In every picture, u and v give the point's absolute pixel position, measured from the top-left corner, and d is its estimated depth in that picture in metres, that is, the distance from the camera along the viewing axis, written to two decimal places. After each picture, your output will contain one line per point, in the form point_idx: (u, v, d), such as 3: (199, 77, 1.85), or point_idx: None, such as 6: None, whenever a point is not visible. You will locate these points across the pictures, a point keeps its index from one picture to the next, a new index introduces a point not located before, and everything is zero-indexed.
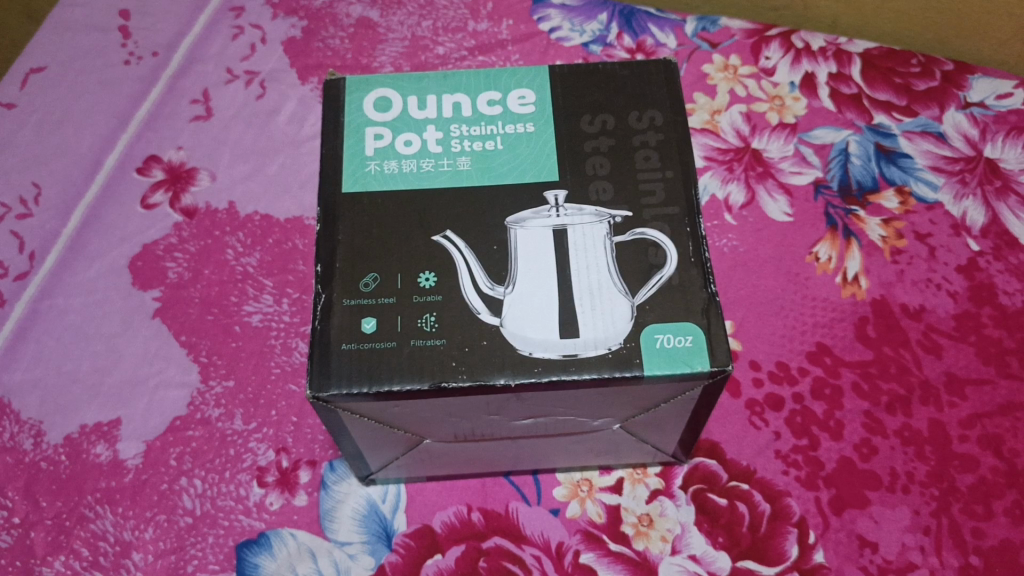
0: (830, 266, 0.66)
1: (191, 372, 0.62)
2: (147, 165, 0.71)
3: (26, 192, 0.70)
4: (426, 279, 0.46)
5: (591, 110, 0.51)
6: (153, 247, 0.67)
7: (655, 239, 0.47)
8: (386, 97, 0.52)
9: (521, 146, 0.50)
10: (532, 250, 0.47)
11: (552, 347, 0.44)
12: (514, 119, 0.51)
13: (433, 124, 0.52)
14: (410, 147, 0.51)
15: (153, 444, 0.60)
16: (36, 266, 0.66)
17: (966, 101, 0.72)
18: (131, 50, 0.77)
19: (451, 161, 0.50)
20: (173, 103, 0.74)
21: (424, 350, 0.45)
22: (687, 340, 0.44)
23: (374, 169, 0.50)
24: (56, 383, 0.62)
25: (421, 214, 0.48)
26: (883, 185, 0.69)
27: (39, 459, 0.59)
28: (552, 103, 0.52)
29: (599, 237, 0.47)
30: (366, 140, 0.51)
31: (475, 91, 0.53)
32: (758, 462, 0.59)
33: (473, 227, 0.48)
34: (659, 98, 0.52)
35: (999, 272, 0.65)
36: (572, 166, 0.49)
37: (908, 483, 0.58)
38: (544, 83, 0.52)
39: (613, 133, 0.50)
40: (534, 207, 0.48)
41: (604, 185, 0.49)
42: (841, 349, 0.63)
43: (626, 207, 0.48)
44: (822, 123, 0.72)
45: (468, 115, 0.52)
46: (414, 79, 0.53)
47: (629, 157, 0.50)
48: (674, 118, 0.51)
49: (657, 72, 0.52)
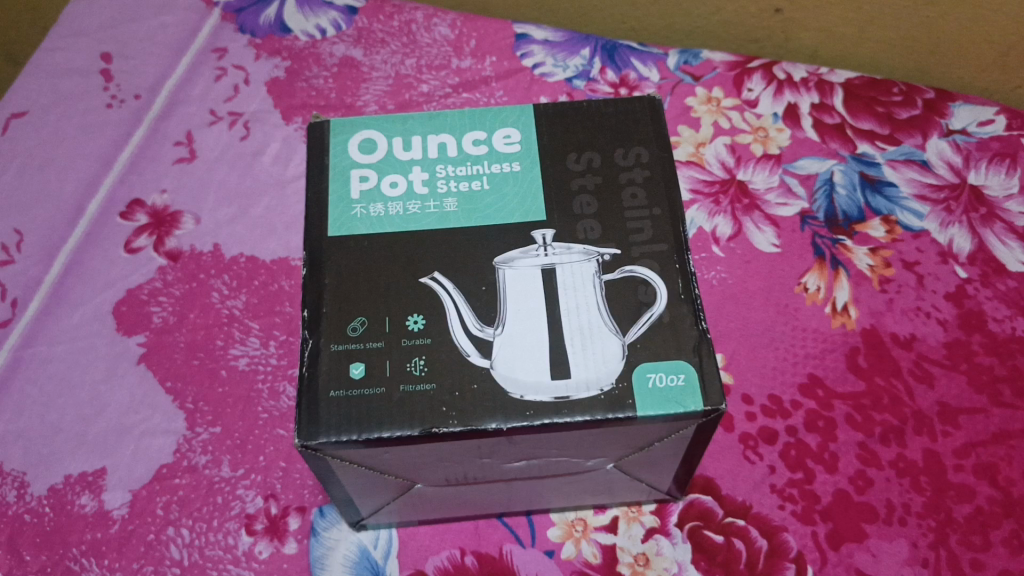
0: (819, 296, 0.66)
1: (177, 420, 0.61)
2: (131, 209, 0.71)
3: (7, 239, 0.69)
4: (415, 321, 0.46)
5: (577, 148, 0.51)
6: (137, 291, 0.67)
7: (644, 277, 0.47)
8: (371, 138, 0.52)
9: (507, 187, 0.50)
10: (522, 290, 0.46)
11: (544, 389, 0.44)
12: (500, 159, 0.51)
13: (419, 165, 0.51)
14: (396, 189, 0.50)
15: (139, 493, 0.58)
16: (17, 314, 0.65)
17: (948, 129, 0.73)
18: (113, 93, 0.76)
19: (437, 202, 0.50)
20: (156, 146, 0.74)
21: (414, 394, 0.44)
22: (679, 378, 0.44)
23: (359, 213, 0.49)
24: (39, 434, 0.61)
25: (409, 255, 0.48)
26: (869, 215, 0.69)
27: (23, 512, 0.58)
28: (537, 142, 0.52)
29: (588, 275, 0.47)
30: (351, 182, 0.50)
31: (459, 131, 0.53)
32: (753, 497, 0.58)
33: (461, 268, 0.47)
34: (644, 135, 0.52)
35: (988, 299, 0.65)
36: (559, 205, 0.49)
37: (905, 515, 0.57)
38: (529, 122, 0.52)
39: (600, 171, 0.50)
40: (522, 246, 0.48)
41: (591, 224, 0.48)
42: (833, 380, 0.62)
43: (615, 244, 0.48)
44: (807, 153, 0.73)
45: (453, 155, 0.52)
46: (398, 120, 0.53)
47: (617, 195, 0.49)
48: (660, 155, 0.51)
49: (640, 109, 0.53)
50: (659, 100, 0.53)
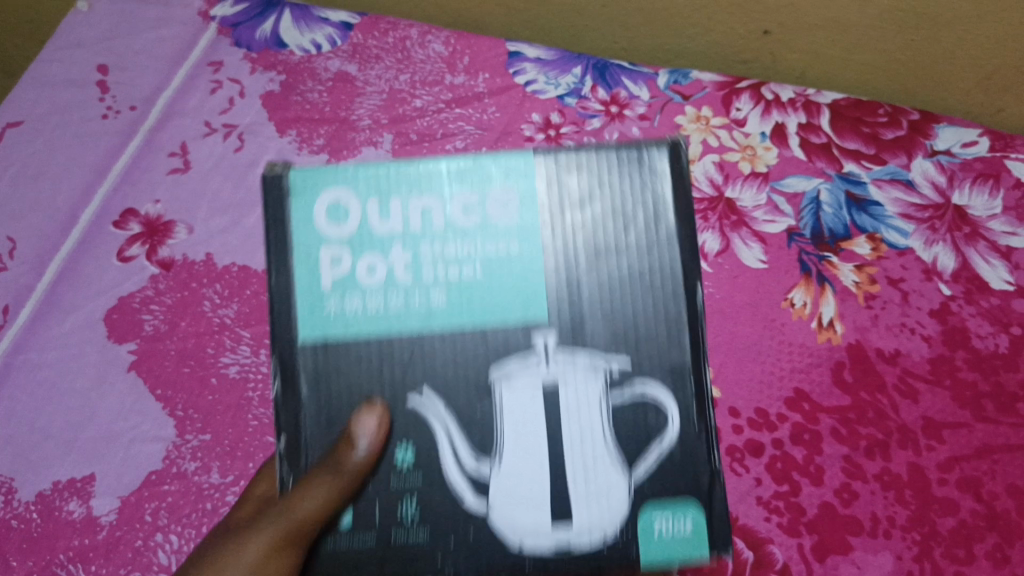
0: (805, 312, 0.67)
1: (167, 427, 0.61)
2: (123, 219, 0.71)
3: (1, 247, 0.71)
4: (402, 451, 0.40)
5: (581, 212, 0.41)
6: (130, 299, 0.67)
7: (655, 398, 0.40)
8: (340, 201, 0.41)
9: (504, 274, 0.40)
10: (520, 414, 0.40)
11: (544, 535, 0.40)
12: (494, 234, 0.41)
13: (400, 242, 0.41)
14: (374, 274, 0.40)
15: (127, 500, 0.59)
16: (9, 320, 0.66)
17: (933, 149, 0.74)
18: (109, 104, 0.78)
19: (422, 294, 0.40)
20: (151, 156, 0.75)
21: (407, 550, 0.40)
22: (686, 524, 0.40)
23: (334, 309, 0.40)
24: (27, 440, 0.61)
25: (389, 364, 0.40)
26: (855, 232, 0.70)
27: (10, 518, 0.58)
28: (536, 206, 0.41)
29: (595, 396, 0.40)
30: (320, 268, 0.41)
31: (445, 188, 0.41)
32: (740, 509, 0.59)
33: (451, 380, 0.40)
34: (659, 198, 0.42)
35: (971, 315, 0.66)
36: (565, 302, 0.41)
37: (889, 528, 0.58)
38: (528, 177, 0.41)
39: (609, 253, 0.41)
40: (520, 354, 0.40)
41: (597, 327, 0.41)
42: (819, 395, 0.63)
43: (626, 352, 0.40)
44: (794, 171, 0.73)
45: (439, 228, 0.41)
46: (371, 176, 0.41)
47: (626, 285, 0.41)
48: (685, 230, 0.41)
49: (666, 164, 0.42)
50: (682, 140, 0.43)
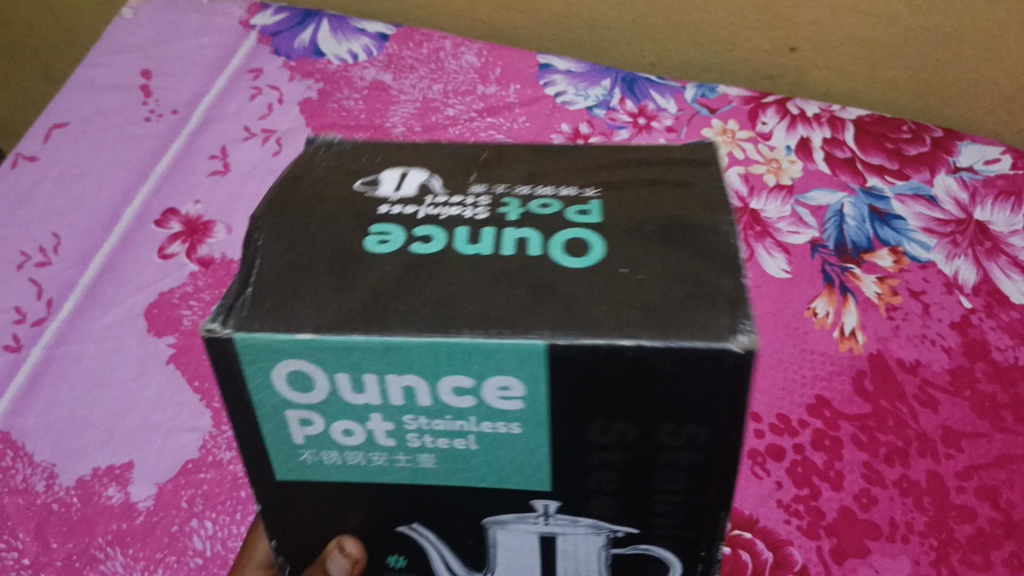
0: (827, 321, 0.68)
1: (204, 417, 0.63)
2: (164, 218, 0.74)
3: (45, 242, 0.72)
4: (393, 560, 0.40)
5: (606, 416, 0.33)
6: (169, 295, 0.69)
7: (662, 556, 0.38)
8: (300, 373, 0.33)
9: (501, 452, 0.35)
10: (514, 552, 0.39)
11: None
12: (492, 417, 0.34)
13: (377, 412, 0.34)
14: (352, 438, 0.35)
15: (165, 486, 0.60)
16: (53, 312, 0.68)
17: (955, 166, 0.77)
18: (151, 108, 0.82)
19: (408, 458, 0.35)
20: (191, 159, 0.77)
21: None
22: None
23: (308, 459, 0.36)
24: (68, 427, 0.62)
25: (377, 518, 0.38)
26: (878, 245, 0.72)
27: (50, 501, 0.59)
28: (549, 402, 0.33)
29: (595, 545, 0.38)
30: (289, 426, 0.35)
31: (430, 372, 0.32)
32: (760, 511, 0.59)
33: (443, 524, 0.38)
34: (708, 400, 0.32)
35: (991, 328, 0.67)
36: (573, 491, 0.36)
37: (908, 533, 0.57)
38: (537, 373, 0.32)
39: (633, 447, 0.34)
40: (518, 512, 0.37)
41: (608, 503, 0.36)
42: (840, 402, 0.64)
43: (634, 525, 0.37)
44: (817, 185, 0.76)
45: (425, 405, 0.33)
46: (340, 352, 0.32)
47: (649, 479, 0.35)
48: (725, 437, 0.33)
49: (728, 361, 0.31)
50: (746, 319, 0.31)
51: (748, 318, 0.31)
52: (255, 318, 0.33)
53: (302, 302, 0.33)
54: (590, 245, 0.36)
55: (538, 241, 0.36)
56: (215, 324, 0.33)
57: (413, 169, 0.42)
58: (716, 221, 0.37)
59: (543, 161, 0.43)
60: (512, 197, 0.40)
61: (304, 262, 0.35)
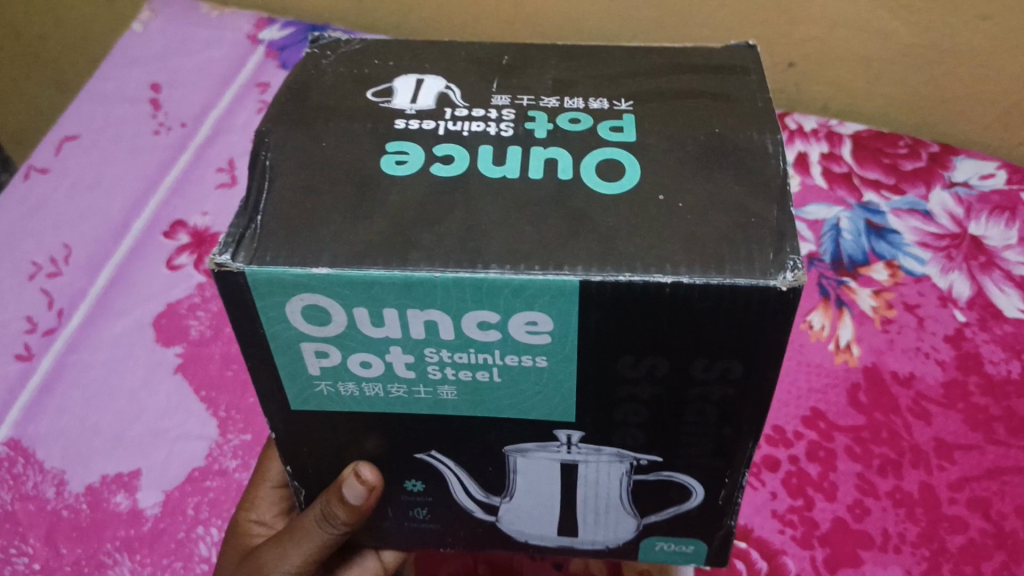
0: (823, 334, 0.70)
1: (210, 426, 0.64)
2: (173, 229, 0.75)
3: (57, 252, 0.74)
4: (413, 484, 0.46)
5: (635, 352, 0.36)
6: (177, 305, 0.71)
7: (683, 482, 0.43)
8: (321, 309, 0.36)
9: (524, 383, 0.38)
10: (533, 476, 0.44)
11: (549, 538, 0.49)
12: (516, 349, 0.36)
13: (398, 346, 0.37)
14: (370, 369, 0.38)
15: (172, 493, 0.61)
16: (63, 322, 0.69)
17: (951, 181, 0.78)
18: (161, 121, 0.84)
19: (429, 389, 0.39)
20: (200, 170, 0.79)
21: (420, 531, 0.49)
22: (687, 548, 0.48)
23: (325, 390, 0.40)
24: (78, 435, 0.64)
25: (402, 438, 0.43)
26: (873, 259, 0.73)
27: (60, 508, 0.61)
28: (575, 338, 0.36)
29: (616, 473, 0.43)
30: (305, 358, 0.38)
31: (455, 309, 0.35)
32: (755, 521, 0.60)
33: (464, 454, 0.43)
34: (725, 344, 0.35)
35: (985, 341, 0.68)
36: (599, 415, 0.39)
37: (900, 544, 0.58)
38: (568, 311, 0.34)
39: (662, 383, 0.37)
40: (541, 441, 0.42)
41: (633, 434, 0.40)
42: (834, 414, 0.65)
43: (659, 453, 0.42)
44: (815, 200, 0.78)
45: (449, 339, 0.36)
46: (359, 287, 0.34)
47: (680, 408, 0.39)
48: (754, 370, 0.37)
49: (772, 298, 0.33)
50: (788, 252, 0.34)
51: (790, 250, 0.34)
52: (267, 250, 0.35)
53: (317, 230, 0.36)
54: (623, 169, 0.38)
55: (568, 164, 0.39)
56: (228, 257, 0.35)
57: (428, 76, 0.46)
58: (754, 139, 0.39)
59: (571, 66, 0.47)
60: (538, 110, 0.43)
61: (320, 184, 0.38)
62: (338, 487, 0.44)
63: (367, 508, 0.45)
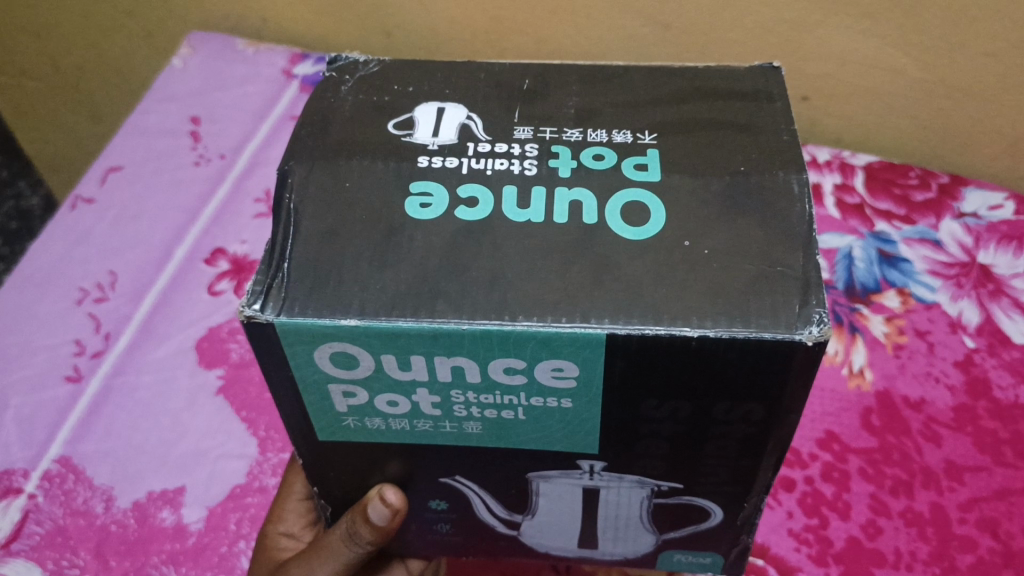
0: (837, 358, 0.72)
1: (250, 445, 0.68)
2: (213, 256, 0.79)
3: (103, 279, 0.78)
4: (437, 503, 0.49)
5: (658, 395, 0.39)
6: (218, 330, 0.74)
7: (703, 505, 0.46)
8: (353, 356, 0.39)
9: (548, 420, 0.41)
10: (553, 497, 0.47)
11: (568, 548, 0.53)
12: (544, 392, 0.39)
13: (426, 388, 0.40)
14: (397, 408, 0.42)
15: (214, 509, 0.64)
16: (110, 345, 0.73)
17: (960, 212, 0.81)
18: (200, 153, 0.88)
19: (455, 424, 0.42)
20: (238, 201, 0.83)
21: (447, 540, 0.53)
22: (704, 559, 0.52)
23: (353, 424, 0.43)
24: (125, 453, 0.67)
25: (427, 463, 0.46)
26: (885, 286, 0.76)
27: (109, 522, 0.64)
28: (600, 383, 0.39)
29: (637, 496, 0.47)
30: (335, 398, 0.41)
31: (482, 356, 0.38)
32: (772, 539, 0.62)
33: (488, 479, 0.47)
34: (746, 387, 0.38)
35: (993, 367, 0.70)
36: (619, 447, 0.43)
37: (912, 562, 0.60)
38: (597, 359, 0.37)
39: (684, 420, 0.40)
40: (564, 469, 0.45)
41: (653, 462, 0.44)
42: (848, 436, 0.67)
43: (679, 480, 0.45)
44: (828, 229, 0.81)
45: (477, 382, 0.39)
46: (388, 338, 0.37)
47: (700, 444, 0.42)
48: (774, 413, 0.40)
49: (798, 350, 0.36)
50: (813, 305, 0.37)
51: (816, 303, 0.37)
52: (295, 301, 0.38)
53: (346, 278, 0.39)
54: (648, 214, 0.41)
55: (595, 208, 0.42)
56: (262, 312, 0.38)
57: (449, 104, 0.49)
58: (780, 177, 0.42)
59: (592, 91, 0.50)
60: (560, 145, 0.46)
61: (345, 229, 0.41)
62: (364, 507, 0.47)
63: (391, 529, 0.48)
